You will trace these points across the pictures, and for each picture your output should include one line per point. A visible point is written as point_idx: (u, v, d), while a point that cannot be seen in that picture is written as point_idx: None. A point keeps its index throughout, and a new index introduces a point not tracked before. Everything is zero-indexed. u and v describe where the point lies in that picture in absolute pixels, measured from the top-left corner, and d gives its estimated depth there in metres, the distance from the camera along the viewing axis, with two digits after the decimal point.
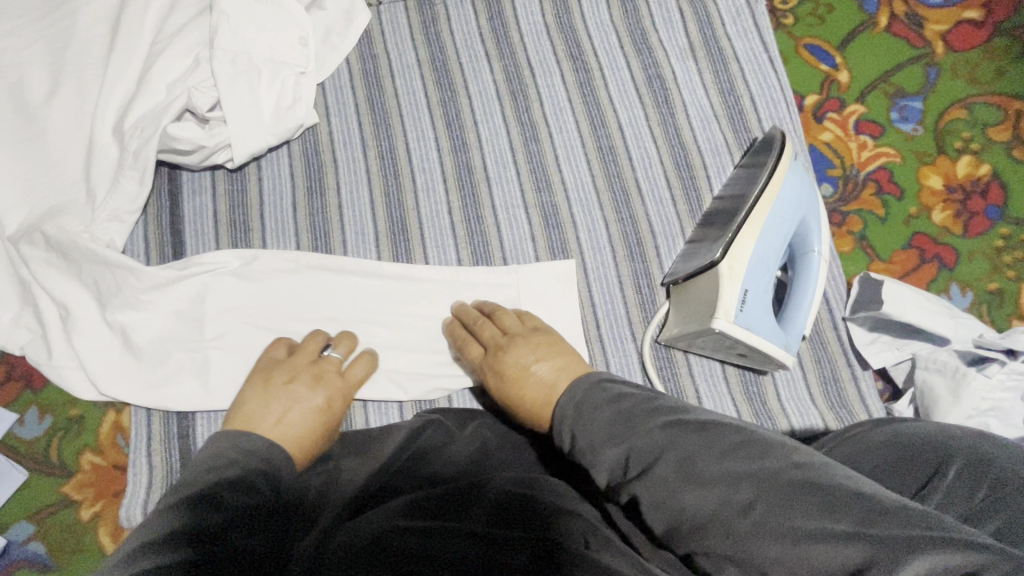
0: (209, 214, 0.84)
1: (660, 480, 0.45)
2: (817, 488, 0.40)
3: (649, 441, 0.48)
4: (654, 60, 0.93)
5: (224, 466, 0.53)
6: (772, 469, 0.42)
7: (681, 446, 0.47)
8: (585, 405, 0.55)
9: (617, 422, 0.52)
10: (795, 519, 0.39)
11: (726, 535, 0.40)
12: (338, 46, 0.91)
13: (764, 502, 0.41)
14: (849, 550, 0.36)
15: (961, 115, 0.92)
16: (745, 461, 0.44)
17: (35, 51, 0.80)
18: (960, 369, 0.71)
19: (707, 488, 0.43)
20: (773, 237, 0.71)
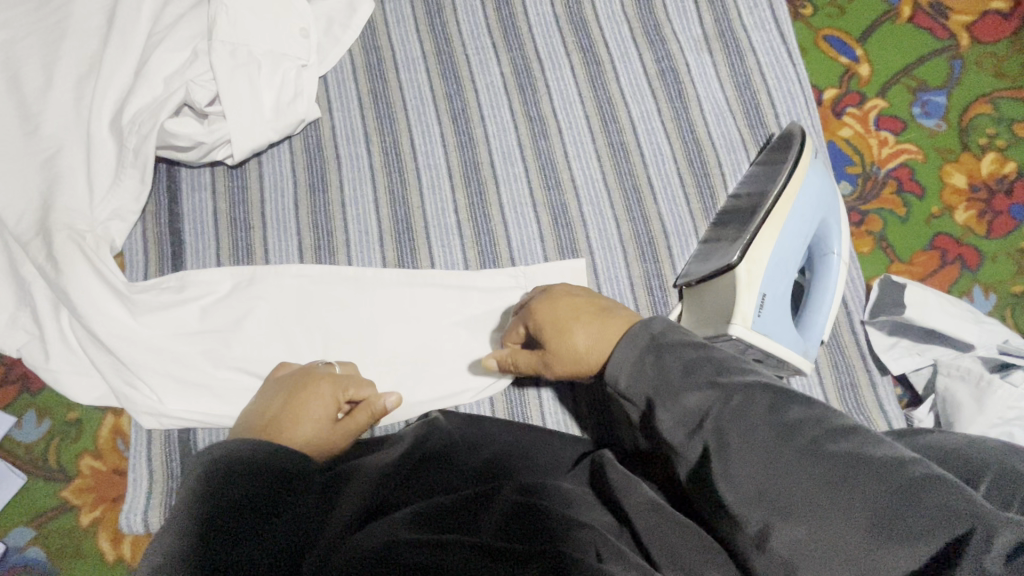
0: (208, 212, 0.81)
1: (757, 447, 0.41)
2: (926, 482, 0.37)
3: (742, 403, 0.44)
4: (668, 53, 0.90)
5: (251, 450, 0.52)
6: (883, 455, 0.39)
7: (786, 414, 0.42)
8: (666, 343, 0.50)
9: (706, 366, 0.47)
10: (918, 516, 0.35)
11: (829, 519, 0.37)
12: (340, 38, 0.88)
13: (872, 486, 0.37)
14: (979, 559, 0.33)
15: (986, 110, 0.88)
16: (856, 442, 0.40)
17: (29, 44, 0.77)
18: (984, 377, 0.68)
19: (812, 461, 0.39)
20: (793, 239, 0.68)
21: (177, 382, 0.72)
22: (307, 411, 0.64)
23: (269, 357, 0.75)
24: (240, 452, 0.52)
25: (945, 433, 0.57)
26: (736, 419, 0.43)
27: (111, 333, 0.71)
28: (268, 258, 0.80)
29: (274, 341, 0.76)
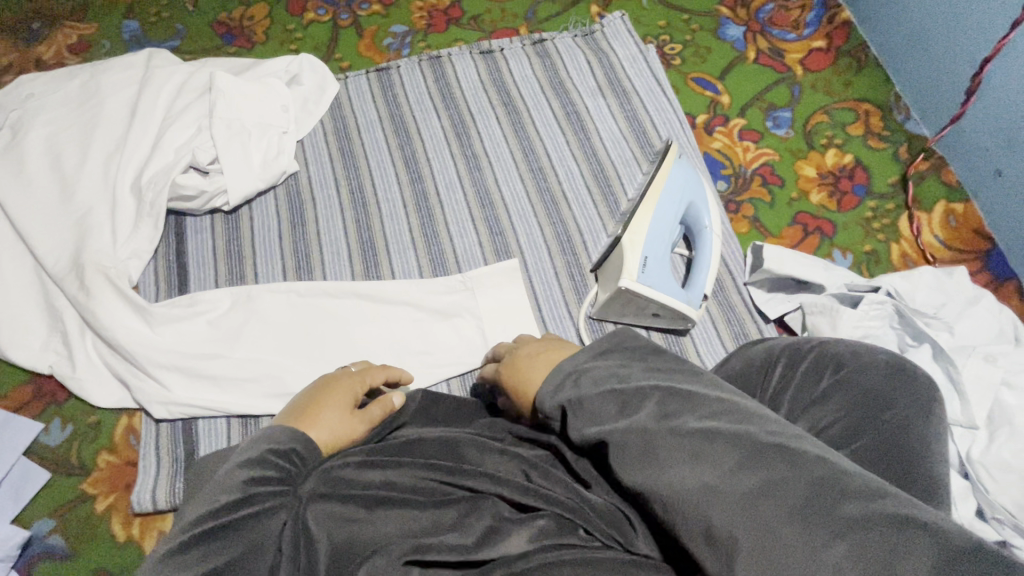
0: (209, 248, 1.00)
1: (639, 428, 0.48)
2: (785, 454, 0.43)
3: (633, 399, 0.51)
4: (570, 99, 1.15)
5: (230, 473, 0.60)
6: (751, 433, 0.45)
7: (669, 405, 0.49)
8: (584, 368, 0.56)
9: (610, 376, 0.54)
10: (765, 478, 0.42)
11: (695, 485, 0.44)
12: (313, 111, 1.12)
13: (737, 457, 0.44)
14: (833, 524, 0.38)
15: (823, 118, 1.11)
16: (726, 423, 0.46)
17: (71, 132, 1.00)
18: (833, 307, 0.85)
19: (684, 439, 0.46)
20: (665, 215, 0.87)
21: (181, 380, 0.86)
22: (331, 416, 0.70)
23: (258, 357, 0.90)
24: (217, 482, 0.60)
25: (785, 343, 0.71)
26: (623, 420, 0.50)
27: (132, 341, 0.87)
28: (258, 280, 0.98)
29: (264, 344, 0.91)
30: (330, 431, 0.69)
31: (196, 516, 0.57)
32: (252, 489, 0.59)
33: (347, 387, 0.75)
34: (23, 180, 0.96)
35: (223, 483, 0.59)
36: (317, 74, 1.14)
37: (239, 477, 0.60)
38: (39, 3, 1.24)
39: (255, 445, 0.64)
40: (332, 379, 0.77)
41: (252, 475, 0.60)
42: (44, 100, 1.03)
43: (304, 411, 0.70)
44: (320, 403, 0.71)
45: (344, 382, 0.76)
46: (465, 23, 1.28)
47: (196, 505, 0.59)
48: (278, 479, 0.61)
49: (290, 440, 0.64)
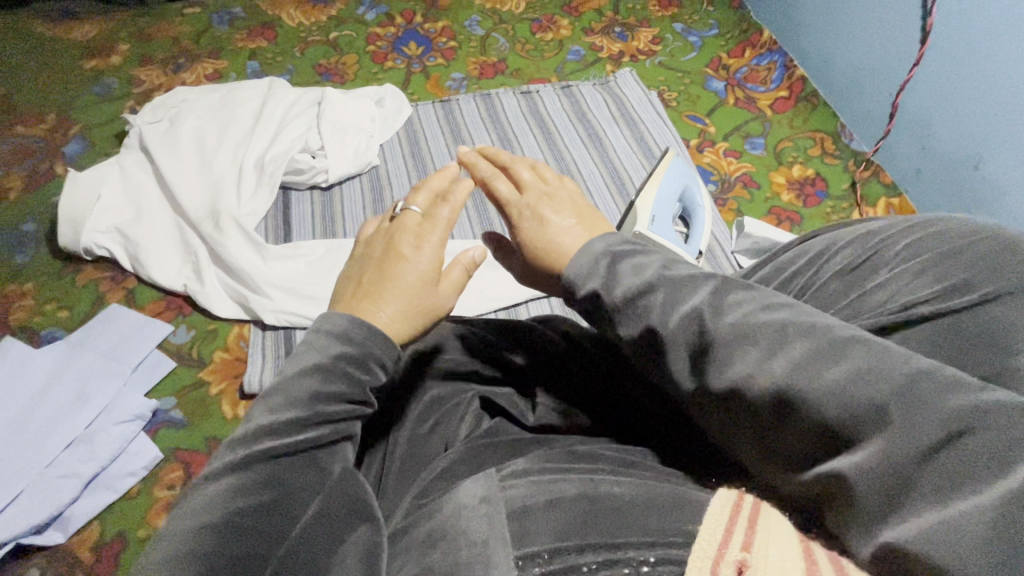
0: (308, 213, 1.27)
1: (686, 325, 0.45)
2: (872, 347, 0.37)
3: (685, 293, 0.47)
4: (591, 125, 1.48)
5: (282, 394, 0.52)
6: (823, 328, 0.40)
7: (723, 296, 0.45)
8: (620, 258, 0.54)
9: (658, 269, 0.51)
10: (849, 369, 0.36)
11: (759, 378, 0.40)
12: (392, 124, 1.44)
13: (811, 348, 0.38)
14: (934, 419, 0.33)
15: (789, 144, 1.42)
16: (790, 316, 0.41)
17: (213, 125, 1.32)
18: None
19: (745, 336, 0.41)
20: (667, 191, 1.15)
21: (286, 299, 1.09)
22: (405, 287, 0.66)
23: None
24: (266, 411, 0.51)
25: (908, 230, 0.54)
26: (673, 313, 0.46)
27: (251, 267, 1.11)
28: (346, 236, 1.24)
29: None
30: (401, 308, 0.65)
31: (262, 422, 0.50)
32: (321, 402, 0.52)
33: (412, 246, 0.70)
34: (175, 154, 1.25)
35: (275, 411, 0.51)
36: (397, 99, 1.48)
37: (308, 385, 0.52)
38: (184, 46, 1.63)
39: (321, 342, 0.55)
40: (394, 238, 0.71)
41: (312, 398, 0.52)
42: (194, 104, 1.36)
43: (368, 286, 0.66)
44: (387, 270, 0.67)
45: (406, 245, 0.70)
46: (509, 73, 1.65)
47: (259, 408, 0.52)
48: (347, 394, 0.54)
49: (360, 346, 0.56)
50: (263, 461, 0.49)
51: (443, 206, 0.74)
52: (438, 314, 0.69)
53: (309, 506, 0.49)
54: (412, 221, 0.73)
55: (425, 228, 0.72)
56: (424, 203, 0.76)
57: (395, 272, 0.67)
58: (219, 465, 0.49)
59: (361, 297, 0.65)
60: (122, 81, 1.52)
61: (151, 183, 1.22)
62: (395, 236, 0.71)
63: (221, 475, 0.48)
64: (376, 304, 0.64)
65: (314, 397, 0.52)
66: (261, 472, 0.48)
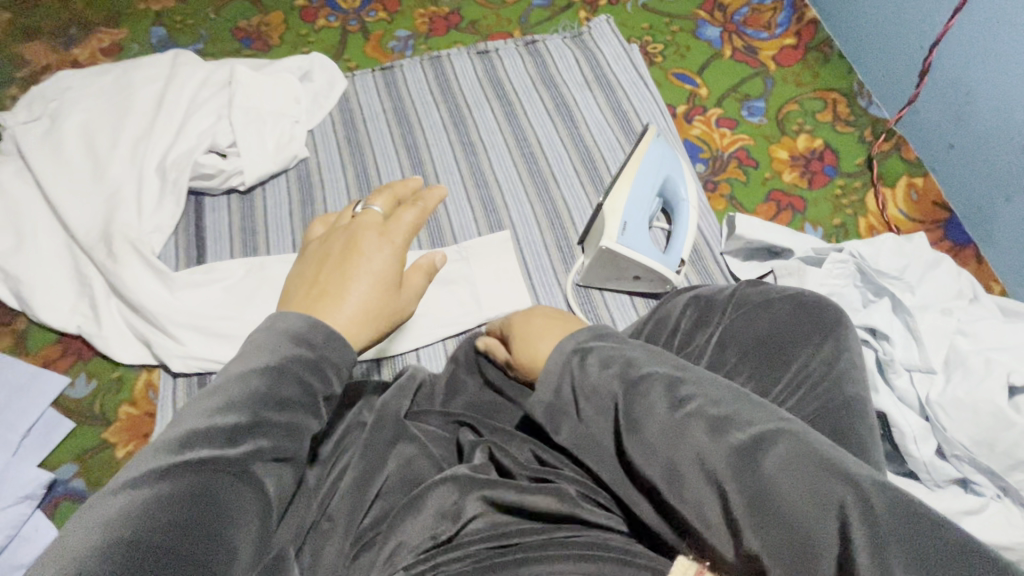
0: (224, 225, 1.08)
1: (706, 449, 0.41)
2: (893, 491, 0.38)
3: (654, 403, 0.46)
4: (559, 93, 1.24)
5: (223, 409, 0.46)
6: (840, 463, 0.39)
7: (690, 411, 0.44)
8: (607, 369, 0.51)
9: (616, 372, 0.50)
10: (894, 524, 0.36)
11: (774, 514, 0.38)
12: (323, 105, 1.22)
13: (846, 495, 0.37)
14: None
15: (795, 107, 1.19)
16: (807, 450, 0.40)
17: (102, 119, 1.10)
18: (800, 267, 0.92)
19: (779, 478, 0.39)
20: (643, 185, 0.95)
21: (197, 340, 0.94)
22: (365, 292, 0.58)
23: None
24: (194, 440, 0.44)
25: (803, 351, 0.69)
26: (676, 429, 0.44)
27: (155, 303, 0.95)
28: (270, 252, 1.06)
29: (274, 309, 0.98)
30: (360, 309, 0.57)
31: (199, 420, 0.46)
32: (264, 408, 0.47)
33: (377, 243, 0.62)
34: (58, 161, 1.05)
35: (204, 439, 0.45)
36: (327, 71, 1.25)
37: (254, 383, 0.48)
38: (76, 12, 1.36)
39: (272, 343, 0.50)
40: (354, 233, 0.62)
41: (247, 418, 0.46)
42: (80, 92, 1.13)
43: (324, 287, 0.58)
44: (345, 269, 0.59)
45: (368, 243, 0.61)
46: (464, 27, 1.39)
47: (196, 406, 0.48)
48: (297, 407, 0.49)
49: (320, 349, 0.51)
50: (189, 469, 0.43)
51: (409, 209, 0.64)
52: (397, 318, 0.62)
53: (243, 526, 0.43)
54: (373, 217, 0.64)
55: (389, 226, 0.63)
56: (384, 204, 0.68)
57: (357, 272, 0.59)
58: (131, 474, 0.43)
59: (317, 298, 0.57)
60: (4, 61, 1.28)
61: (33, 199, 1.03)
62: (353, 232, 0.62)
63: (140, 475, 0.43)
64: (332, 310, 0.56)
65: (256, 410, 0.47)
66: (184, 481, 0.42)
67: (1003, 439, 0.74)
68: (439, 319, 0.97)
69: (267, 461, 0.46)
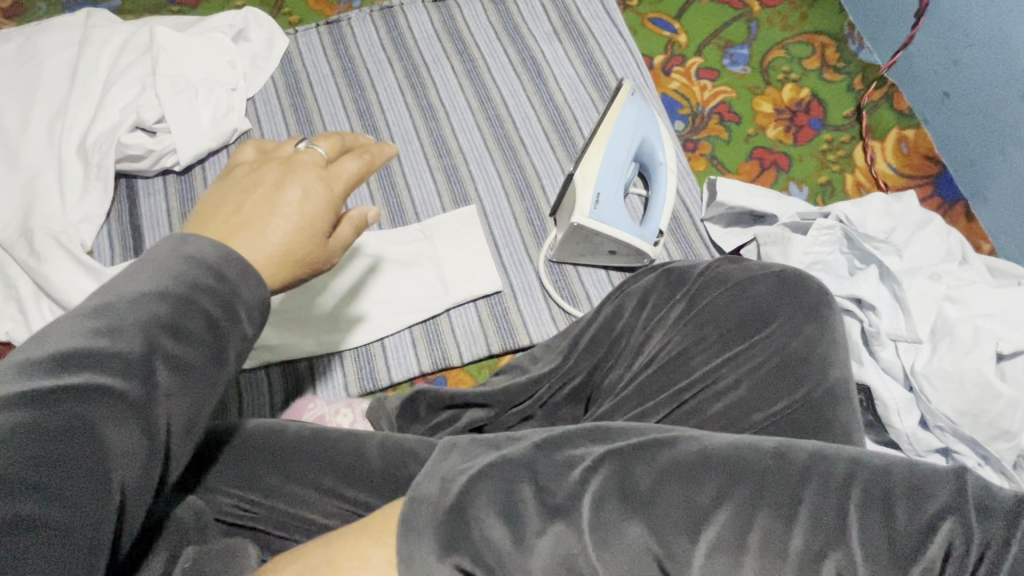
0: (162, 210, 0.98)
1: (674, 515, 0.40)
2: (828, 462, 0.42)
3: (607, 466, 0.42)
4: (526, 46, 1.13)
5: (94, 331, 0.35)
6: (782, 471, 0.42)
7: (645, 458, 0.42)
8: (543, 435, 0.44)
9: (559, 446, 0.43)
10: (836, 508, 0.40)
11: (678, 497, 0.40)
12: (263, 68, 1.10)
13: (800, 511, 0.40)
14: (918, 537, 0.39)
15: (780, 54, 1.10)
16: (758, 479, 0.41)
17: (8, 94, 0.97)
18: (784, 234, 0.86)
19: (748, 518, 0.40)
20: (617, 151, 0.87)
21: None
22: (281, 236, 0.45)
23: None
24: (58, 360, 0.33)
25: (784, 332, 0.63)
26: (644, 495, 0.40)
27: None
28: None
29: None
30: (276, 257, 0.45)
31: (68, 341, 0.34)
32: (164, 339, 0.36)
33: (307, 182, 0.47)
34: None
35: (68, 364, 0.33)
36: (264, 30, 1.11)
37: (146, 311, 0.36)
38: None
39: (170, 263, 0.39)
40: (284, 170, 0.48)
41: (125, 344, 0.35)
42: None
43: (236, 222, 0.44)
44: (265, 206, 0.46)
45: (298, 180, 0.47)
46: None
47: (65, 322, 0.36)
48: (207, 337, 0.38)
49: (230, 282, 0.40)
50: (46, 401, 0.32)
51: (352, 160, 0.50)
52: (320, 271, 0.49)
53: (124, 478, 0.32)
54: (311, 156, 0.49)
55: (327, 170, 0.48)
56: (331, 146, 0.52)
57: (279, 210, 0.46)
58: None
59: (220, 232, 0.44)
60: None
61: None
62: (281, 169, 0.48)
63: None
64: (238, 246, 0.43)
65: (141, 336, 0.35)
66: (44, 417, 0.31)
67: (989, 410, 0.72)
68: (404, 305, 0.90)
69: (165, 401, 0.35)
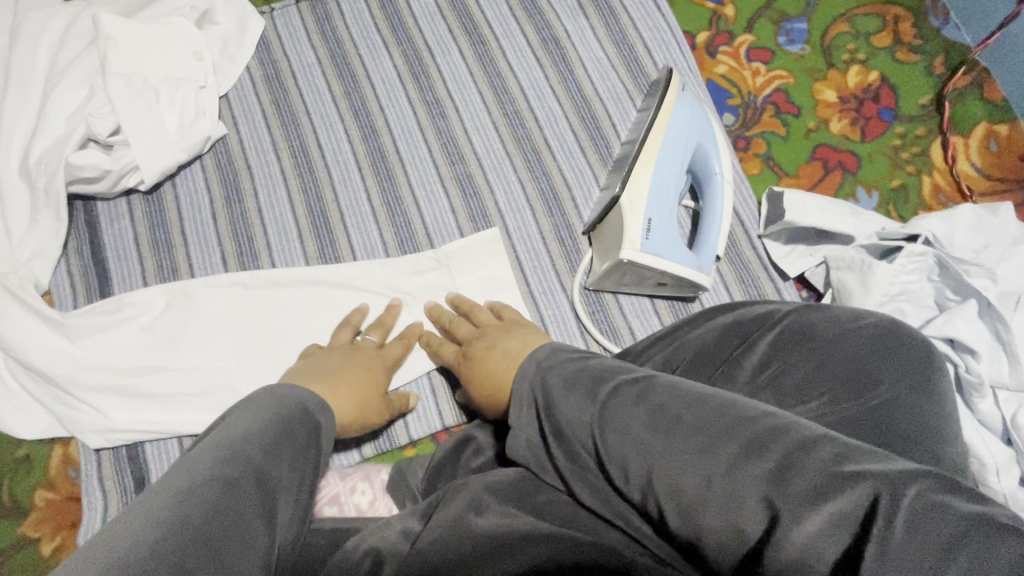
0: (129, 238, 0.84)
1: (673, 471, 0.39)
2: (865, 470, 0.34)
3: (627, 414, 0.44)
4: (546, 23, 0.95)
5: (260, 427, 0.47)
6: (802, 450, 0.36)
7: (664, 412, 0.42)
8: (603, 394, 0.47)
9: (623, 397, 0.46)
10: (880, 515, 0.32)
11: (677, 483, 0.39)
12: (235, 57, 0.92)
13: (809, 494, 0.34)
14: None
15: (845, 29, 0.94)
16: (769, 453, 0.37)
17: None
18: (866, 261, 0.74)
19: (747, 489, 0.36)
20: (670, 164, 0.73)
21: (118, 406, 0.74)
22: (359, 391, 0.63)
23: (209, 365, 0.77)
24: (247, 436, 0.45)
25: (891, 391, 0.52)
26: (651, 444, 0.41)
27: (50, 361, 0.74)
28: (193, 273, 0.82)
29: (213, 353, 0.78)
30: (355, 409, 0.61)
31: (201, 475, 0.41)
32: (296, 436, 0.48)
33: (379, 358, 0.71)
34: None
35: (244, 441, 0.44)
36: (233, 9, 0.93)
37: (284, 411, 0.49)
38: None
39: (275, 405, 0.50)
40: (358, 354, 0.69)
41: (282, 433, 0.47)
42: None
43: (334, 376, 0.63)
44: (348, 371, 0.65)
45: (369, 360, 0.69)
46: None
47: (186, 468, 0.42)
48: (300, 467, 0.47)
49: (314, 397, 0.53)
50: (190, 527, 0.37)
51: (400, 342, 0.75)
52: (372, 425, 0.66)
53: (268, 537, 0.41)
54: (372, 344, 0.73)
55: (387, 350, 0.73)
56: (382, 334, 0.76)
57: (357, 376, 0.65)
58: (175, 477, 0.41)
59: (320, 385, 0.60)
60: None
61: None
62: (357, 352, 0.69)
63: (128, 532, 0.36)
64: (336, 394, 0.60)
65: (284, 430, 0.48)
66: (220, 481, 0.41)
67: None
68: (421, 348, 0.78)
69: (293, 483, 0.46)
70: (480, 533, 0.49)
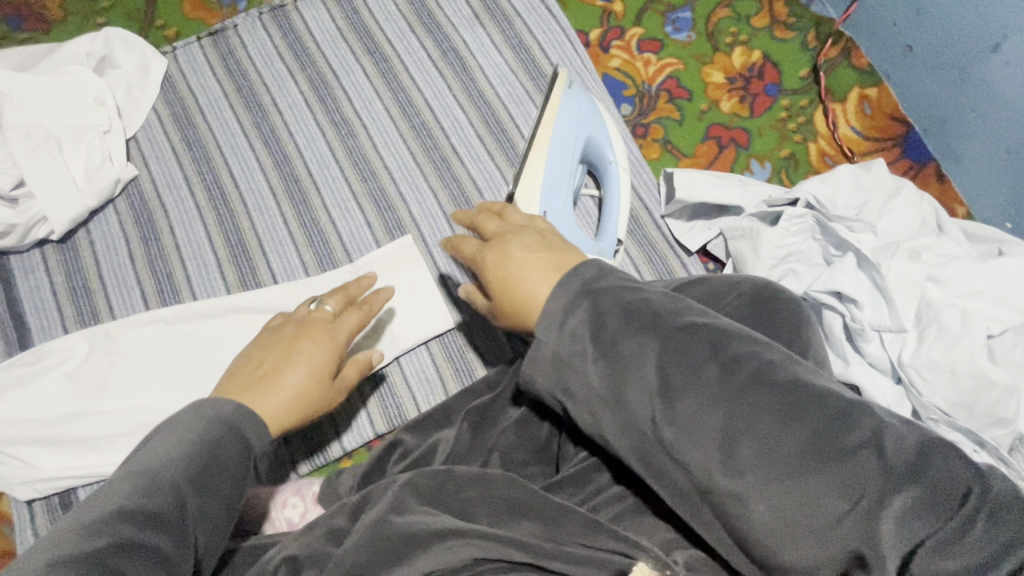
0: (46, 288, 0.84)
1: (741, 446, 0.35)
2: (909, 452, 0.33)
3: (684, 371, 0.37)
4: (445, 36, 0.99)
5: (174, 456, 0.46)
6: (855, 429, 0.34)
7: (728, 370, 0.37)
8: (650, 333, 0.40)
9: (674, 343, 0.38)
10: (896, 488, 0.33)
11: (728, 451, 0.35)
12: (140, 99, 0.93)
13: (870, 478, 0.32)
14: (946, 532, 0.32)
15: (726, 13, 0.99)
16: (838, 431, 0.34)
17: None
18: (754, 228, 0.78)
19: (815, 470, 0.33)
20: (560, 158, 0.75)
21: (46, 455, 0.75)
22: (297, 383, 0.57)
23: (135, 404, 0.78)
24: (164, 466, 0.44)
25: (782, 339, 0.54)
26: (714, 410, 0.36)
27: None
28: (114, 314, 0.83)
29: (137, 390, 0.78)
30: (289, 405, 0.56)
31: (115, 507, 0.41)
32: (219, 463, 0.47)
33: (322, 335, 0.61)
34: None
35: (160, 472, 0.44)
36: (133, 52, 0.94)
37: (210, 437, 0.48)
38: None
39: (197, 423, 0.48)
40: (302, 331, 0.61)
41: (203, 463, 0.46)
42: None
43: (266, 371, 0.57)
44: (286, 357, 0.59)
45: (313, 339, 0.61)
46: None
47: (109, 495, 0.43)
48: (227, 493, 0.46)
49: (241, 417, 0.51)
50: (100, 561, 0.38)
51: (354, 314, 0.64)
52: (325, 408, 0.61)
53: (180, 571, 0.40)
54: (324, 315, 0.64)
55: (335, 325, 0.63)
56: (337, 303, 0.66)
57: (297, 359, 0.59)
58: (90, 511, 0.41)
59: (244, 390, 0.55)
60: None
61: None
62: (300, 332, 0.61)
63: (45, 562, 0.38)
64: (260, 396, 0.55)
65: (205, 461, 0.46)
66: (133, 514, 0.41)
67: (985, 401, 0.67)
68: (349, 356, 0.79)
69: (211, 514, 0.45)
70: (396, 531, 0.50)
